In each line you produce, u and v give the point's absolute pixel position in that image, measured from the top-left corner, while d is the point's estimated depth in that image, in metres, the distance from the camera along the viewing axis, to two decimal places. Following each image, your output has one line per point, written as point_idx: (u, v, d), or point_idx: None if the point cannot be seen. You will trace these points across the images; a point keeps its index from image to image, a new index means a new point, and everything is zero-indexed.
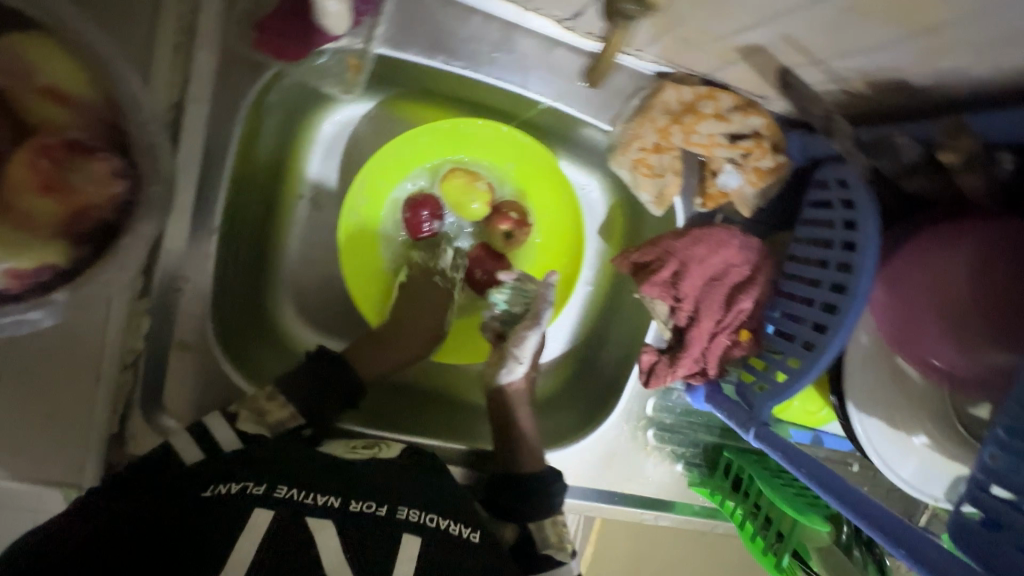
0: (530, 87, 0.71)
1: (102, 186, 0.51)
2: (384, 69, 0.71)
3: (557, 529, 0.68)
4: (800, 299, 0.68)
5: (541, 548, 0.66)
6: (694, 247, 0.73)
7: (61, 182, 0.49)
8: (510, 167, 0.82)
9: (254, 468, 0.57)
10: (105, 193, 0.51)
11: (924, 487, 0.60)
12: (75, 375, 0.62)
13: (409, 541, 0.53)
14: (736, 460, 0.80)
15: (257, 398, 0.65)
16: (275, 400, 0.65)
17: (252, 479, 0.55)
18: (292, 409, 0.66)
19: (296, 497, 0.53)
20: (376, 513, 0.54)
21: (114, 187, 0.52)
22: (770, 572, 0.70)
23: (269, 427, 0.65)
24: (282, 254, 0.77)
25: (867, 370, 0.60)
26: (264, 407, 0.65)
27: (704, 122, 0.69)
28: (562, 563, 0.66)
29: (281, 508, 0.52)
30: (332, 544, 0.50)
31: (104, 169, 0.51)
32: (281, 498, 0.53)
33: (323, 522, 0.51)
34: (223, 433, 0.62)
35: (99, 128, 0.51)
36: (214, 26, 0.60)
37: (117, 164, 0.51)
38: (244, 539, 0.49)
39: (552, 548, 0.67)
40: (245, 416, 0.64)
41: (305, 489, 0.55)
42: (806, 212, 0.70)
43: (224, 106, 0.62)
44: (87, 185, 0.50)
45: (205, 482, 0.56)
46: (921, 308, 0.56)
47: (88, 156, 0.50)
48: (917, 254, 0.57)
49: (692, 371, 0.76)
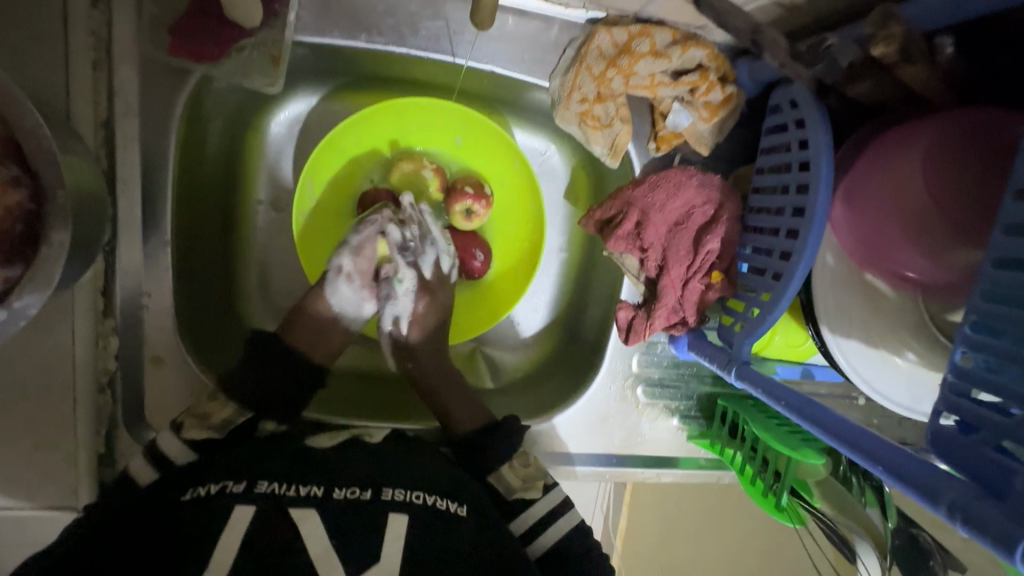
0: (459, 53, 0.70)
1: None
2: (314, 57, 0.70)
3: (515, 473, 0.69)
4: (767, 230, 0.64)
5: (510, 496, 0.68)
6: (652, 193, 0.71)
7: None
8: (459, 141, 0.82)
9: (229, 466, 0.55)
10: (5, 203, 0.53)
11: (919, 407, 0.57)
12: (53, 401, 0.63)
13: (396, 521, 0.52)
14: (731, 406, 0.76)
15: (198, 403, 0.64)
16: (216, 400, 0.65)
17: (232, 478, 0.54)
18: (235, 406, 0.65)
19: (278, 491, 0.53)
20: (359, 499, 0.54)
21: (12, 195, 0.53)
22: (769, 513, 0.66)
23: (216, 428, 0.63)
24: (249, 261, 0.77)
25: (842, 292, 0.58)
26: (205, 410, 0.64)
27: (640, 61, 0.67)
28: (536, 499, 0.67)
29: (265, 502, 0.51)
30: (317, 533, 0.50)
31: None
32: (263, 492, 0.52)
33: (307, 512, 0.51)
34: (172, 446, 0.60)
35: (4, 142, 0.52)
36: (131, 37, 0.61)
37: (16, 173, 0.53)
38: (227, 533, 0.48)
39: (519, 492, 0.68)
40: (188, 423, 0.62)
41: (285, 481, 0.54)
42: (764, 141, 0.67)
43: (153, 115, 0.63)
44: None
45: (182, 485, 0.55)
46: (883, 216, 0.54)
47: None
48: (872, 165, 0.55)
49: (670, 323, 0.72)
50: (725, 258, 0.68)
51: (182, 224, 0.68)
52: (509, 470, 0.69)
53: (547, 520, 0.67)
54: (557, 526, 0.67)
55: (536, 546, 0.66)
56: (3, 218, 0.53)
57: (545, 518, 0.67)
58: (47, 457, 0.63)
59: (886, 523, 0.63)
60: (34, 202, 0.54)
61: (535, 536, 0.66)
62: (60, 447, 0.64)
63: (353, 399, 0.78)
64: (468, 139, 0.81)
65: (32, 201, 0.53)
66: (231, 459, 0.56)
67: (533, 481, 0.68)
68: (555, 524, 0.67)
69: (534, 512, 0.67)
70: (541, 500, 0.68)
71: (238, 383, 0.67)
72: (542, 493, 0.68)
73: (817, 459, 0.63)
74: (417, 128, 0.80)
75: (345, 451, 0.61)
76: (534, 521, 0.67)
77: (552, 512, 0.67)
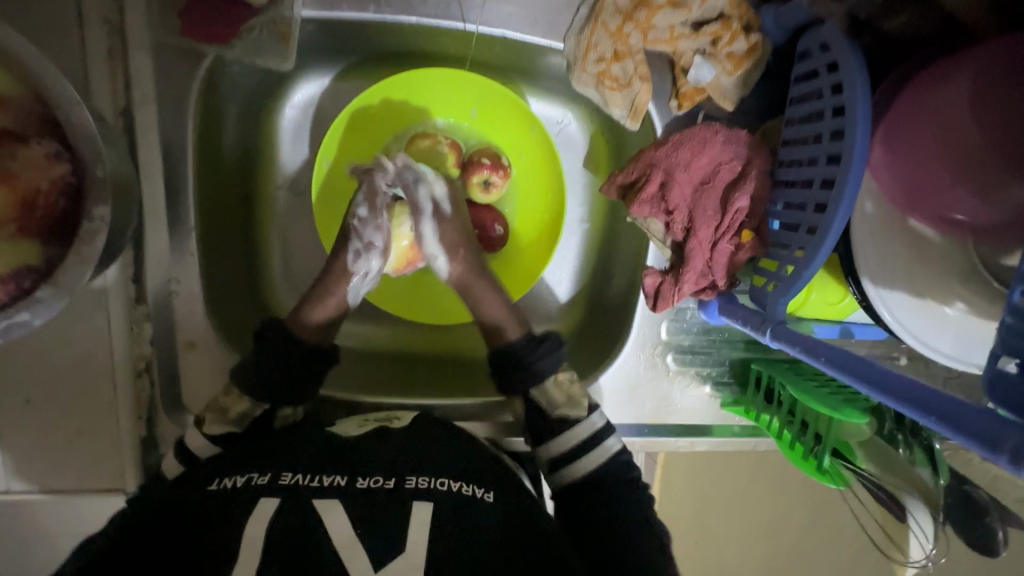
0: (469, 20, 0.68)
1: (45, 169, 0.53)
2: (324, 34, 0.70)
3: (560, 390, 0.71)
4: (800, 184, 0.61)
5: (551, 413, 0.71)
6: (675, 153, 0.68)
7: (3, 171, 0.53)
8: (474, 114, 0.80)
9: (253, 459, 0.56)
10: (49, 176, 0.53)
11: (971, 358, 0.54)
12: (96, 387, 0.65)
13: (419, 509, 0.52)
14: (766, 370, 0.73)
15: (217, 398, 0.66)
16: (232, 394, 0.66)
17: (256, 470, 0.55)
18: (250, 399, 0.66)
19: (301, 483, 0.53)
20: (383, 488, 0.53)
21: (57, 169, 0.54)
22: (811, 477, 0.64)
23: (235, 423, 0.65)
24: (271, 247, 0.77)
25: (883, 241, 0.55)
26: (223, 404, 0.65)
27: (659, 13, 0.65)
28: (579, 421, 0.69)
29: (288, 495, 0.51)
30: (342, 521, 0.50)
31: (41, 154, 0.53)
32: (286, 484, 0.53)
33: (331, 503, 0.51)
34: (197, 439, 0.64)
35: (29, 120, 0.53)
36: (144, 21, 0.61)
37: (56, 149, 0.53)
38: (251, 525, 0.49)
39: (563, 409, 0.70)
40: (209, 418, 0.65)
41: (310, 472, 0.54)
42: (793, 91, 0.64)
43: (170, 100, 0.63)
44: (28, 173, 0.53)
45: (211, 475, 0.56)
46: (928, 159, 0.52)
47: (23, 145, 0.53)
48: (916, 99, 0.53)
49: (700, 288, 0.70)
50: (756, 216, 0.66)
51: (205, 209, 0.69)
52: (557, 384, 0.71)
53: (583, 448, 0.69)
54: (597, 452, 0.69)
55: (570, 473, 0.69)
56: (46, 191, 0.53)
57: (581, 446, 0.69)
58: (93, 440, 0.66)
59: (936, 480, 0.61)
60: (77, 177, 0.54)
61: (567, 462, 0.69)
62: (104, 433, 0.66)
63: (374, 375, 0.79)
64: (483, 111, 0.79)
65: (75, 174, 0.54)
66: (258, 453, 0.57)
67: (575, 401, 0.71)
68: (584, 458, 0.68)
69: (572, 436, 0.69)
70: (582, 424, 0.70)
71: (258, 378, 0.66)
72: (586, 415, 0.70)
73: (861, 419, 0.60)
74: (432, 103, 0.79)
75: (374, 438, 0.60)
76: (570, 446, 0.69)
77: (595, 434, 0.70)
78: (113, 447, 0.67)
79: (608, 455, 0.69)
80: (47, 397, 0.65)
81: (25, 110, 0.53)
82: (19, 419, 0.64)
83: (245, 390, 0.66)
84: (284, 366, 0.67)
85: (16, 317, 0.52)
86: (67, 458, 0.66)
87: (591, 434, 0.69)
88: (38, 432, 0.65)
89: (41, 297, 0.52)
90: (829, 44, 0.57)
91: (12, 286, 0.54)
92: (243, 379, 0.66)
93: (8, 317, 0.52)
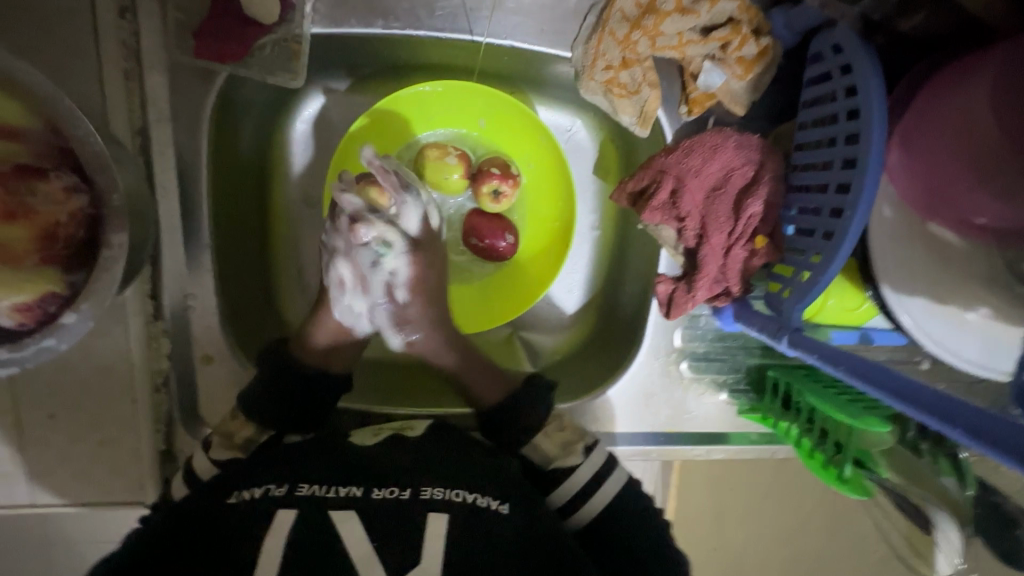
0: (477, 30, 0.69)
1: (62, 203, 0.54)
2: (333, 50, 0.70)
3: (552, 440, 0.70)
4: (814, 188, 0.60)
5: (548, 465, 0.69)
6: (687, 159, 0.68)
7: (22, 206, 0.54)
8: (482, 124, 0.80)
9: (270, 471, 0.57)
10: (68, 210, 0.55)
11: (996, 365, 0.52)
12: (116, 402, 0.67)
13: (436, 520, 0.52)
14: (783, 377, 0.72)
15: (224, 421, 0.67)
16: (237, 419, 0.66)
17: (275, 480, 0.55)
18: (254, 425, 0.66)
19: (318, 493, 0.53)
20: (399, 498, 0.53)
21: (74, 202, 0.55)
22: (834, 488, 0.63)
23: (241, 448, 0.66)
24: (283, 259, 0.78)
25: (900, 244, 0.54)
26: (230, 428, 0.66)
27: (666, 20, 0.64)
28: (577, 465, 0.68)
29: (307, 504, 0.52)
30: (358, 534, 0.50)
31: (59, 187, 0.54)
32: (304, 495, 0.53)
33: (346, 513, 0.51)
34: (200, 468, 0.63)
35: (48, 151, 0.54)
36: (158, 42, 0.62)
37: (73, 181, 0.55)
38: (269, 538, 0.49)
39: (558, 458, 0.69)
40: (216, 443, 0.65)
41: (326, 483, 0.54)
42: (805, 95, 0.63)
43: (185, 118, 0.64)
44: (48, 207, 0.54)
45: (229, 488, 0.56)
46: (947, 163, 0.51)
47: (41, 179, 0.54)
48: (936, 98, 0.52)
49: (713, 294, 0.69)
50: (769, 221, 0.65)
51: (222, 224, 0.69)
52: (548, 436, 0.70)
53: (587, 491, 0.67)
54: (603, 491, 0.67)
55: (576, 517, 0.67)
56: (65, 223, 0.55)
57: (583, 492, 0.67)
58: (115, 454, 0.67)
59: (965, 491, 0.59)
60: (94, 207, 0.55)
61: (574, 509, 0.67)
62: (125, 445, 0.68)
63: (384, 385, 0.79)
64: (492, 121, 0.80)
65: (91, 205, 0.55)
66: (275, 464, 0.58)
67: (570, 449, 0.69)
68: (591, 500, 0.67)
69: (574, 483, 0.67)
70: (582, 466, 0.68)
71: (259, 406, 0.66)
72: (583, 457, 0.68)
73: (882, 427, 0.59)
74: (441, 113, 0.79)
75: (392, 448, 0.61)
76: (574, 493, 0.67)
77: (598, 475, 0.68)
78: (134, 459, 0.68)
79: (613, 494, 0.67)
80: (69, 411, 0.66)
81: (45, 135, 0.54)
82: (41, 432, 0.66)
83: (246, 413, 0.66)
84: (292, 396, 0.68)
85: (43, 343, 0.53)
86: (88, 471, 0.67)
87: (593, 476, 0.68)
88: (60, 445, 0.66)
89: (65, 323, 0.53)
90: (842, 45, 0.57)
91: (38, 311, 0.55)
92: (247, 406, 0.66)
93: (36, 343, 0.53)
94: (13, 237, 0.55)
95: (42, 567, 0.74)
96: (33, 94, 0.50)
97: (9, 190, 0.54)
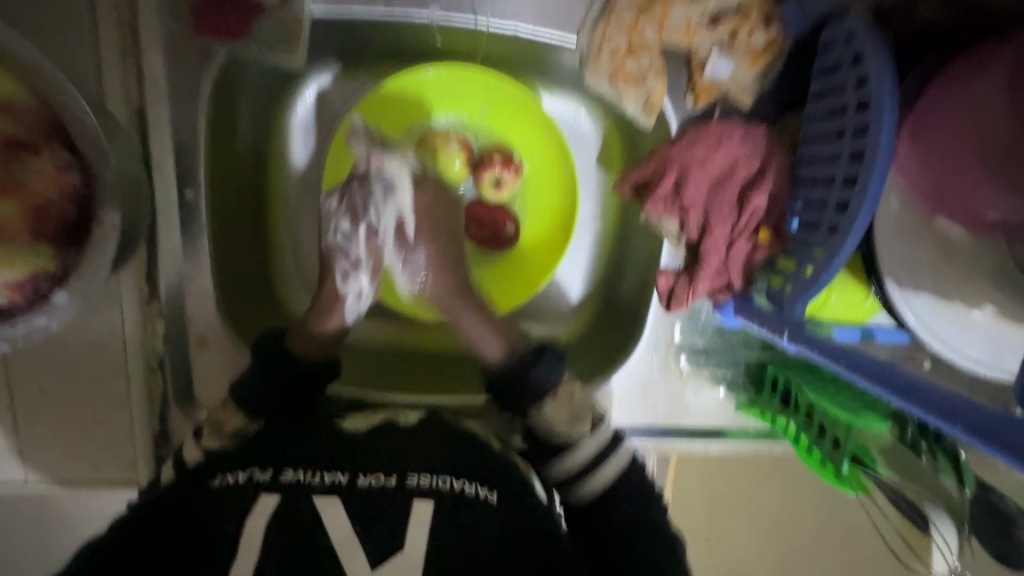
0: (481, 14, 0.67)
1: (53, 179, 0.54)
2: (335, 32, 0.69)
3: (560, 409, 0.67)
4: (821, 181, 0.59)
5: (552, 436, 0.67)
6: (692, 149, 0.67)
7: (14, 181, 0.54)
8: (485, 110, 0.79)
9: (253, 453, 0.56)
10: (58, 185, 0.54)
11: (1004, 363, 0.52)
12: (110, 382, 0.66)
13: (421, 507, 0.52)
14: (783, 372, 0.71)
15: (213, 410, 0.65)
16: (229, 408, 0.65)
17: (257, 465, 0.54)
18: (246, 415, 0.65)
19: (301, 479, 0.52)
20: (384, 485, 0.53)
21: (66, 179, 0.54)
22: (830, 484, 0.62)
23: (229, 437, 0.63)
24: (281, 244, 0.77)
25: (906, 239, 0.53)
26: (219, 417, 0.65)
27: (674, 6, 0.64)
28: (581, 441, 0.66)
29: (290, 490, 0.51)
30: (340, 520, 0.50)
31: (51, 163, 0.54)
32: (287, 480, 0.52)
33: (331, 500, 0.51)
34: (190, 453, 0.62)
35: (38, 126, 0.53)
36: (155, 18, 0.61)
37: (67, 158, 0.54)
38: (250, 522, 0.49)
39: (565, 429, 0.67)
40: (204, 432, 0.63)
41: (310, 469, 0.54)
42: (815, 85, 0.62)
43: (182, 97, 0.63)
44: (41, 182, 0.54)
45: (211, 471, 0.55)
46: (957, 156, 0.50)
47: (31, 155, 0.54)
48: (947, 88, 0.51)
49: (715, 287, 0.68)
50: (774, 214, 0.64)
51: (219, 207, 0.69)
52: (555, 405, 0.68)
53: (587, 470, 0.66)
54: (607, 468, 0.66)
55: (573, 496, 0.66)
56: (54, 201, 0.54)
57: (586, 467, 0.66)
58: (108, 433, 0.67)
59: (963, 490, 0.59)
60: (88, 185, 0.55)
61: (579, 483, 0.66)
62: (118, 425, 0.67)
63: (379, 372, 0.79)
64: (495, 107, 0.79)
65: (83, 183, 0.54)
66: (258, 448, 0.57)
67: (577, 421, 0.67)
68: (596, 474, 0.65)
69: (577, 457, 0.66)
70: (588, 441, 0.67)
71: (252, 396, 0.65)
72: (590, 432, 0.67)
73: (882, 424, 0.62)
74: (444, 98, 0.78)
75: (384, 433, 0.60)
76: (579, 466, 0.66)
77: (603, 452, 0.66)
78: (127, 439, 0.68)
79: (615, 475, 0.66)
80: (63, 391, 0.66)
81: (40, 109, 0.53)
82: (35, 410, 0.66)
83: (239, 403, 0.65)
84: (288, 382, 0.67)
85: (32, 321, 0.53)
86: (82, 451, 0.67)
87: (596, 452, 0.66)
88: (53, 424, 0.66)
89: (56, 301, 0.53)
90: (854, 35, 0.55)
91: (29, 290, 0.54)
92: (241, 395, 0.65)
93: (26, 321, 0.53)
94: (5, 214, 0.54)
95: (34, 544, 0.75)
96: (26, 67, 0.49)
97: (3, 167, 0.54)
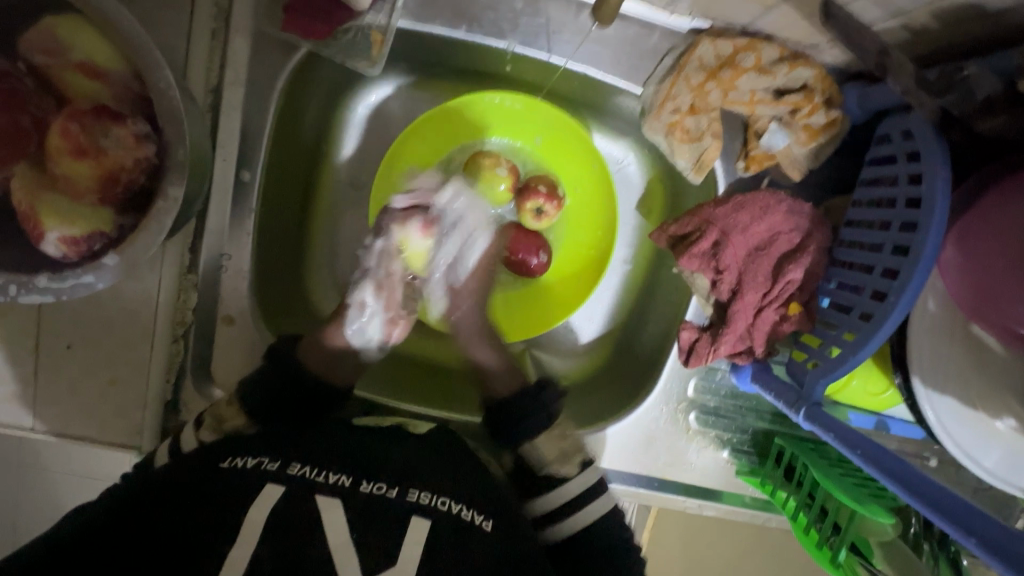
0: (554, 52, 0.69)
1: (132, 149, 0.55)
2: (409, 45, 0.72)
3: (553, 444, 0.69)
4: (858, 266, 0.61)
5: (540, 470, 0.69)
6: (736, 214, 0.67)
7: (95, 148, 0.55)
8: (537, 141, 0.82)
9: (266, 444, 0.57)
10: (134, 155, 0.56)
11: (1014, 479, 0.54)
12: (133, 344, 0.67)
13: (419, 525, 0.52)
14: (790, 448, 0.72)
15: (217, 403, 0.64)
16: (233, 406, 0.64)
17: (269, 454, 0.55)
18: (246, 413, 0.64)
19: (308, 475, 0.53)
20: (385, 495, 0.54)
21: (143, 151, 0.56)
22: (824, 568, 0.62)
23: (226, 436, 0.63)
24: (319, 234, 0.79)
25: (939, 341, 0.55)
26: (222, 413, 0.63)
27: (742, 76, 0.65)
28: (568, 479, 0.68)
29: (297, 482, 0.52)
30: (339, 522, 0.50)
31: (131, 133, 0.55)
32: (294, 475, 0.53)
33: (333, 502, 0.51)
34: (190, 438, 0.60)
35: (127, 98, 0.56)
36: (248, 7, 0.64)
37: (145, 129, 0.56)
38: (254, 508, 0.49)
39: (553, 465, 0.68)
40: (205, 423, 0.62)
41: (318, 467, 0.55)
42: (866, 172, 0.64)
43: (257, 85, 0.65)
44: (118, 150, 0.55)
45: (221, 452, 0.56)
46: (999, 273, 0.50)
47: (118, 124, 0.55)
48: (1002, 200, 0.51)
49: (736, 351, 0.68)
50: (806, 290, 0.65)
51: (270, 191, 0.70)
52: (549, 440, 0.69)
53: (572, 506, 0.67)
54: (589, 509, 0.67)
55: (556, 531, 0.67)
56: (129, 169, 0.55)
57: (562, 511, 0.67)
58: (122, 394, 0.68)
59: None
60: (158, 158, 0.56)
61: (563, 519, 0.67)
62: (132, 388, 0.68)
63: (389, 376, 0.79)
64: (548, 139, 0.81)
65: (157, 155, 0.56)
66: (271, 438, 0.58)
67: (568, 458, 0.68)
68: (566, 522, 0.67)
69: (564, 494, 0.67)
70: (573, 481, 0.68)
71: (257, 395, 0.65)
72: (576, 472, 0.68)
73: (887, 520, 0.59)
74: (501, 124, 0.80)
75: (391, 441, 0.61)
76: (562, 502, 0.67)
77: (588, 491, 0.67)
78: (138, 404, 0.68)
79: (598, 514, 0.67)
80: (87, 345, 0.67)
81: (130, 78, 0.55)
82: (56, 359, 0.66)
83: (242, 401, 0.64)
84: (289, 381, 0.67)
85: (81, 279, 0.53)
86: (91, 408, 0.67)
87: (585, 488, 0.68)
88: (69, 377, 0.67)
89: (105, 263, 0.54)
90: (914, 132, 0.57)
91: (85, 248, 0.56)
92: (246, 389, 0.64)
93: (75, 277, 0.54)
94: (77, 173, 0.55)
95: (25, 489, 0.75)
96: (126, 40, 0.51)
97: (86, 128, 0.55)
